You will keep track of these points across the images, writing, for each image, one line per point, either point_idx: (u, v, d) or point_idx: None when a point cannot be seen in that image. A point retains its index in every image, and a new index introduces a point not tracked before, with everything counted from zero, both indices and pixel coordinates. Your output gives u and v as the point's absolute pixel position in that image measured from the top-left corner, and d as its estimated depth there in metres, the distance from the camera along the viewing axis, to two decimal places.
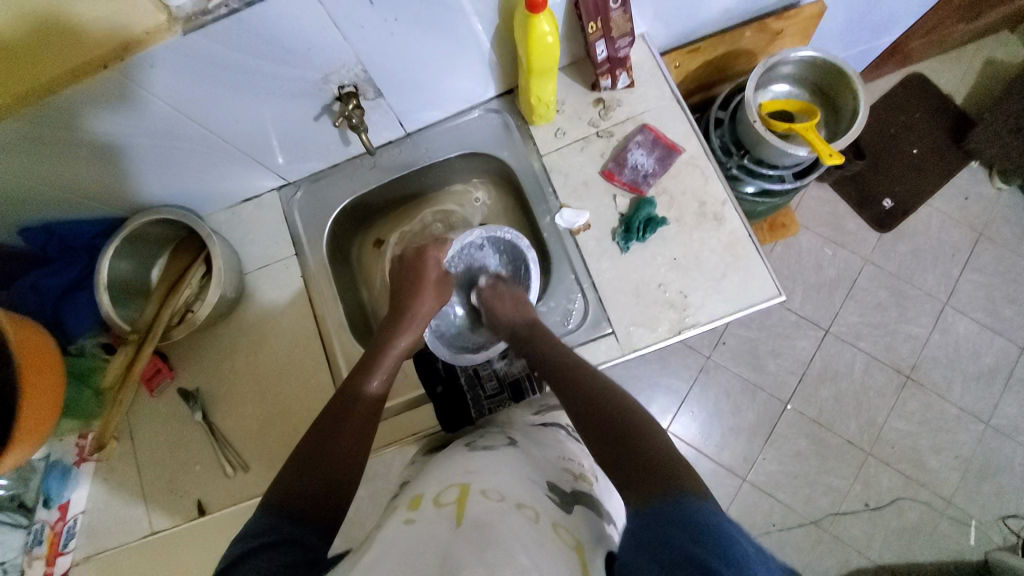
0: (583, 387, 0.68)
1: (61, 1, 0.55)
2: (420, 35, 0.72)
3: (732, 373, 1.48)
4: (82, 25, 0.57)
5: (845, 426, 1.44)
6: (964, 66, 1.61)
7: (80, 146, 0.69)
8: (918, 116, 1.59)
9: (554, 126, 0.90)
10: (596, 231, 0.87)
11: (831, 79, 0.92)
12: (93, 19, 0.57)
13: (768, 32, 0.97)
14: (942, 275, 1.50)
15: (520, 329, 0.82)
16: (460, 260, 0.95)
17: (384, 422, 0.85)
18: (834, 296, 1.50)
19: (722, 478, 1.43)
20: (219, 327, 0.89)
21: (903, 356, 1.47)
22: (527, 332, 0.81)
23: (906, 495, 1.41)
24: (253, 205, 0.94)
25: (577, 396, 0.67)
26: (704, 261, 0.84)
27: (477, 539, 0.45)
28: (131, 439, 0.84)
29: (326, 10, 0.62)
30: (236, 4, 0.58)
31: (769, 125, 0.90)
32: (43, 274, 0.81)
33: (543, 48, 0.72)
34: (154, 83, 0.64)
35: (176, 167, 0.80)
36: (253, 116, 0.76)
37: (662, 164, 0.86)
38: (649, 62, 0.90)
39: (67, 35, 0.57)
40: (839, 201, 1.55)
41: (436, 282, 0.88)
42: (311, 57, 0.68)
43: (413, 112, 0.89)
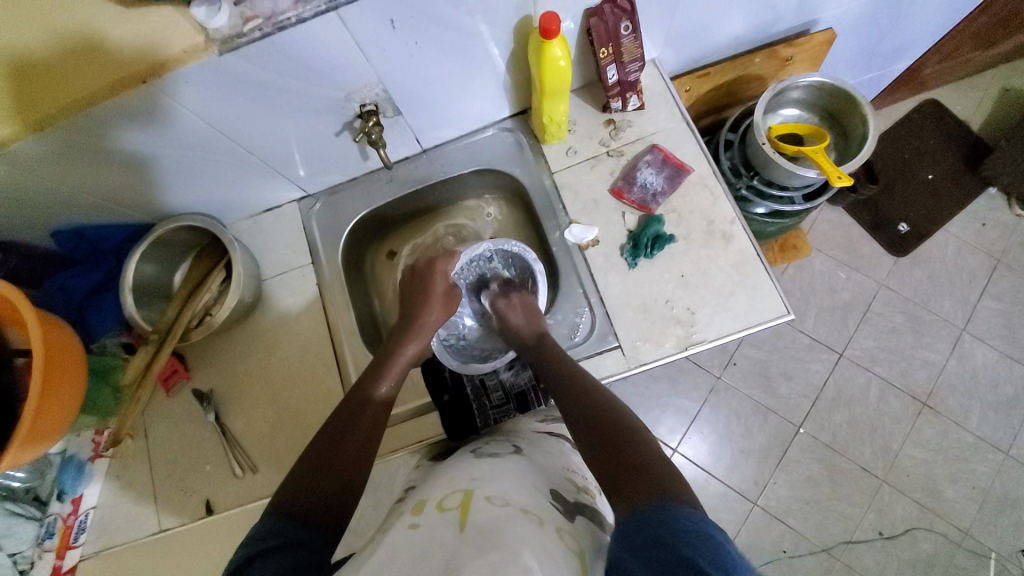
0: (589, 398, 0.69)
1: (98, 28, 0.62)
2: (439, 56, 0.75)
3: (742, 395, 1.46)
4: (117, 44, 0.63)
5: (859, 453, 1.41)
6: (980, 93, 1.61)
7: (115, 154, 0.73)
8: (933, 141, 1.59)
9: (565, 145, 0.93)
10: (605, 247, 0.88)
11: (839, 104, 0.94)
12: (125, 38, 0.63)
13: (778, 59, 1.00)
14: (958, 301, 1.48)
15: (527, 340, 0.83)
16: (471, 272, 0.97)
17: (391, 429, 0.86)
18: (848, 319, 1.49)
19: (731, 502, 1.40)
20: (236, 331, 0.92)
21: (919, 382, 1.44)
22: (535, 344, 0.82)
23: (923, 526, 1.36)
24: (274, 215, 0.97)
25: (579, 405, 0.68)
26: (712, 278, 0.85)
27: (482, 543, 0.45)
28: (146, 437, 0.87)
29: (351, 34, 0.65)
30: (268, 28, 0.62)
31: (778, 148, 0.91)
32: (71, 275, 0.86)
33: (555, 71, 0.75)
34: (188, 98, 0.68)
35: (202, 176, 0.84)
36: (278, 131, 0.80)
37: (670, 183, 0.88)
38: (659, 85, 0.93)
39: (102, 53, 0.63)
40: (852, 224, 1.54)
41: (443, 294, 0.89)
42: (335, 76, 0.72)
43: (429, 129, 0.92)
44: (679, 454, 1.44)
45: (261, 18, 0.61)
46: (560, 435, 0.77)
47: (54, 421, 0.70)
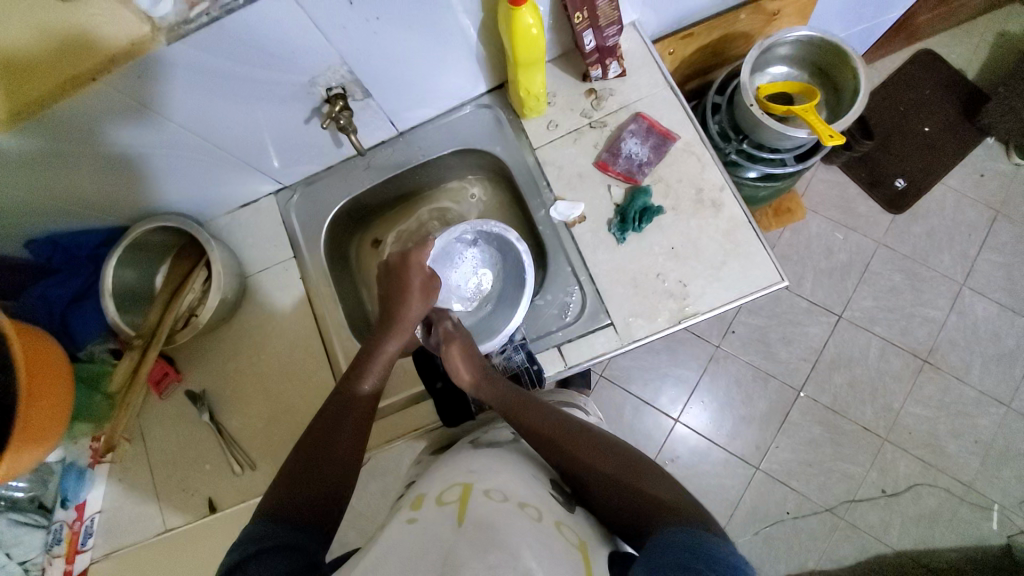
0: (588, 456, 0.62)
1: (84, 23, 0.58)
2: (404, 33, 0.71)
3: (742, 362, 1.45)
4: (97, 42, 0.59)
5: (860, 413, 1.41)
6: (976, 40, 1.56)
7: (76, 160, 0.70)
8: (929, 92, 1.53)
9: (545, 119, 0.89)
10: (592, 223, 0.86)
11: (829, 59, 0.90)
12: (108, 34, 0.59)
13: (764, 14, 0.96)
14: (958, 255, 1.46)
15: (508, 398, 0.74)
16: (450, 257, 0.95)
17: (388, 419, 0.86)
18: (846, 281, 1.47)
19: (735, 468, 1.41)
20: (223, 330, 0.91)
21: (919, 340, 1.43)
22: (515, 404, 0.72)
23: (925, 481, 1.37)
24: (251, 209, 0.95)
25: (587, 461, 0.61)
26: (703, 249, 0.83)
27: (479, 538, 0.45)
28: (143, 440, 0.86)
29: (306, 13, 0.62)
30: (216, 11, 0.58)
31: (767, 109, 0.88)
32: (50, 284, 0.84)
33: (527, 40, 0.72)
34: (142, 93, 0.64)
35: (173, 174, 0.81)
36: (245, 123, 0.77)
37: (656, 152, 0.85)
38: (641, 49, 0.88)
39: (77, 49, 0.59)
40: (849, 183, 1.51)
41: (422, 288, 0.82)
42: (295, 60, 0.68)
43: (403, 111, 0.89)
44: (682, 424, 1.44)
45: (207, 1, 0.58)
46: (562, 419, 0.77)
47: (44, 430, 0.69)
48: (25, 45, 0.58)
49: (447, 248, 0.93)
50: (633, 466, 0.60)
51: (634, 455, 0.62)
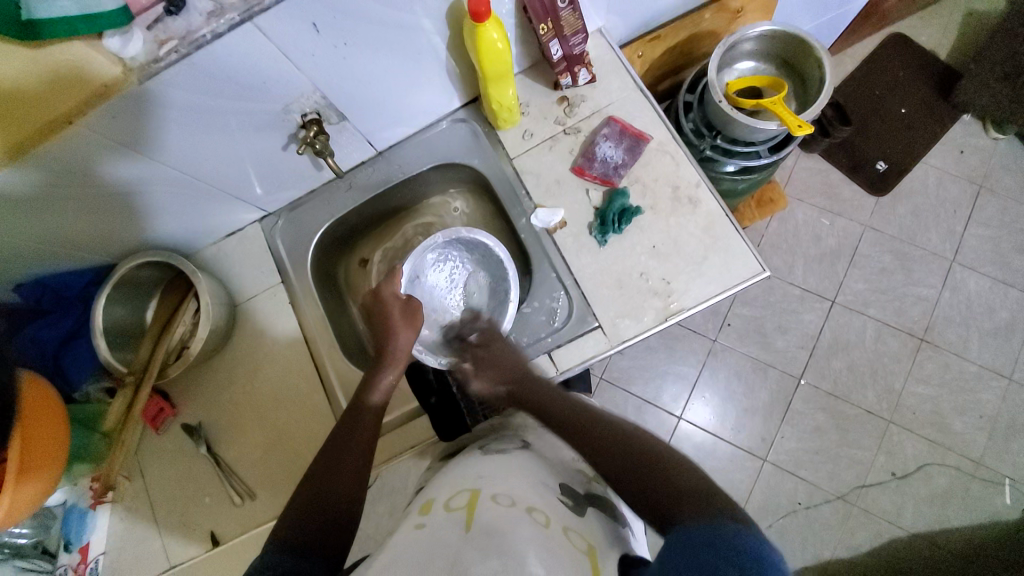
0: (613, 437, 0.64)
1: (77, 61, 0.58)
2: (373, 55, 0.73)
3: (741, 354, 1.46)
4: (84, 78, 0.59)
5: (863, 396, 1.41)
6: (944, 20, 1.59)
7: (64, 202, 0.71)
8: (903, 74, 1.56)
9: (521, 129, 0.91)
10: (574, 228, 0.87)
11: (794, 51, 0.92)
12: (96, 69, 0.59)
13: (728, 12, 0.99)
14: (945, 233, 1.47)
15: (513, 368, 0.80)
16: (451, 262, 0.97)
17: (383, 439, 0.86)
18: (836, 266, 1.48)
19: (743, 461, 1.40)
20: (215, 360, 0.91)
21: (914, 319, 1.44)
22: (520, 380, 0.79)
23: (932, 460, 1.37)
24: (237, 238, 0.96)
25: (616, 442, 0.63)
26: (684, 245, 0.84)
27: (485, 545, 0.45)
28: (143, 477, 0.86)
29: (276, 45, 0.64)
30: (185, 48, 0.59)
31: (737, 104, 0.89)
32: (41, 325, 0.84)
33: (494, 54, 0.74)
34: (124, 132, 0.66)
35: (158, 210, 0.83)
36: (227, 154, 0.79)
37: (631, 154, 0.86)
38: (609, 56, 0.90)
39: (64, 85, 0.59)
40: (831, 169, 1.52)
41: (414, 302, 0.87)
42: (268, 90, 0.70)
43: (381, 131, 0.90)
44: (686, 421, 1.43)
45: (176, 38, 0.59)
46: None
47: (48, 460, 0.70)
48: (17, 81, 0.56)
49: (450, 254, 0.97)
50: (640, 444, 0.62)
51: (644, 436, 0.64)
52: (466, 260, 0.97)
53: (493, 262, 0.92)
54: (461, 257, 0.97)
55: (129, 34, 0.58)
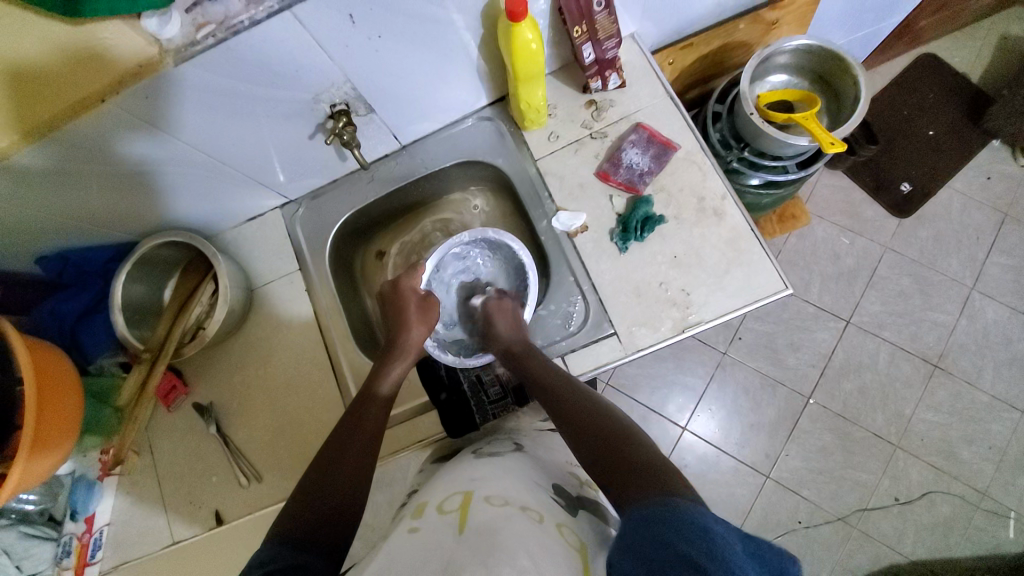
0: (598, 422, 0.64)
1: (96, 39, 0.57)
2: (406, 48, 0.72)
3: (750, 369, 1.44)
4: (110, 54, 0.59)
5: (871, 420, 1.39)
6: (980, 42, 1.55)
7: (93, 178, 0.72)
8: (934, 96, 1.53)
9: (547, 130, 0.90)
10: (594, 233, 0.86)
11: (830, 66, 0.90)
12: (120, 46, 0.59)
13: (763, 23, 0.97)
14: (966, 259, 1.45)
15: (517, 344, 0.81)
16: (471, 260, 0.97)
17: (390, 432, 0.86)
18: (853, 286, 1.46)
19: (745, 476, 1.39)
20: (229, 342, 0.91)
21: (929, 345, 1.41)
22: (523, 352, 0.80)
23: (938, 488, 1.35)
24: (257, 223, 0.96)
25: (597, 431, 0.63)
26: (706, 257, 0.83)
27: (479, 545, 0.44)
28: (151, 453, 0.87)
29: (311, 34, 0.63)
30: (222, 33, 0.60)
31: (768, 117, 0.88)
32: (61, 299, 0.85)
33: (527, 54, 0.73)
34: (158, 112, 0.66)
35: (183, 191, 0.83)
36: (254, 140, 0.79)
37: (657, 162, 0.85)
38: (640, 61, 0.89)
39: (92, 63, 0.59)
40: (854, 188, 1.50)
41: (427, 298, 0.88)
42: (300, 78, 0.70)
43: (406, 125, 0.90)
44: (689, 432, 1.42)
45: (215, 23, 0.59)
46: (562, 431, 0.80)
47: (62, 426, 0.71)
48: (37, 57, 0.57)
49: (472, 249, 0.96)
50: (613, 426, 0.63)
51: (617, 417, 0.65)
52: (488, 258, 0.97)
53: (517, 268, 0.92)
54: (483, 256, 0.97)
55: (168, 15, 0.58)
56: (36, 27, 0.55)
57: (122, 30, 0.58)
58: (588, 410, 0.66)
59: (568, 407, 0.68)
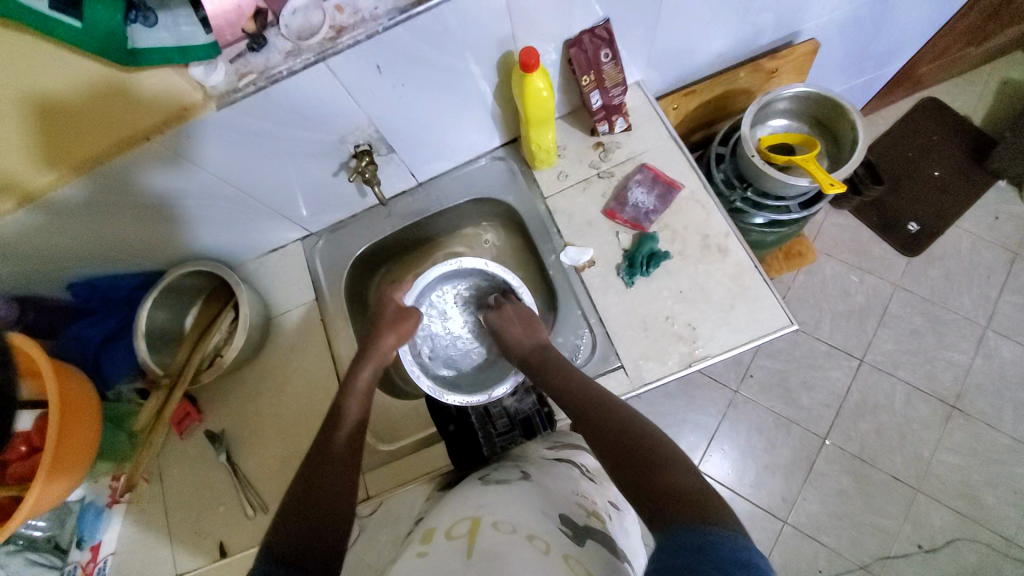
0: (626, 435, 0.64)
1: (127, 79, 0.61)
2: (426, 95, 0.78)
3: (763, 408, 1.42)
4: (149, 98, 0.64)
5: (890, 462, 1.35)
6: (979, 88, 1.60)
7: (128, 209, 0.77)
8: (936, 138, 1.57)
9: (556, 169, 0.94)
10: (602, 267, 0.89)
11: (827, 112, 0.94)
12: (156, 90, 0.63)
13: (762, 72, 1.02)
14: (979, 298, 1.44)
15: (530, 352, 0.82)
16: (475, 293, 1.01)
17: (397, 462, 0.86)
18: (865, 324, 1.45)
19: (761, 520, 1.34)
20: (245, 369, 0.94)
21: (946, 385, 1.39)
22: (537, 360, 0.81)
23: (964, 536, 1.29)
24: (278, 254, 1.01)
25: (624, 444, 0.63)
26: (712, 292, 0.84)
27: (488, 572, 0.45)
28: (160, 480, 0.88)
29: (341, 82, 0.69)
30: (262, 82, 0.65)
31: (769, 159, 0.91)
32: (85, 325, 0.88)
33: (538, 101, 0.78)
34: (195, 150, 0.72)
35: (209, 222, 0.88)
36: (281, 176, 0.84)
37: (662, 201, 0.89)
38: (645, 106, 0.94)
39: (133, 105, 0.64)
40: (861, 226, 1.52)
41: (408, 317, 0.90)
42: (328, 121, 0.75)
43: (424, 164, 0.95)
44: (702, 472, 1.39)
45: (255, 73, 0.65)
46: (571, 463, 0.75)
47: (77, 454, 0.72)
48: (70, 93, 0.61)
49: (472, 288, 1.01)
50: (643, 440, 0.63)
51: (645, 427, 0.65)
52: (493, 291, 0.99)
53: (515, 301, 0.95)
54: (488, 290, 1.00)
55: (214, 65, 0.64)
56: (62, 65, 0.58)
57: (154, 74, 0.62)
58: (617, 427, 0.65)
59: (594, 418, 0.69)
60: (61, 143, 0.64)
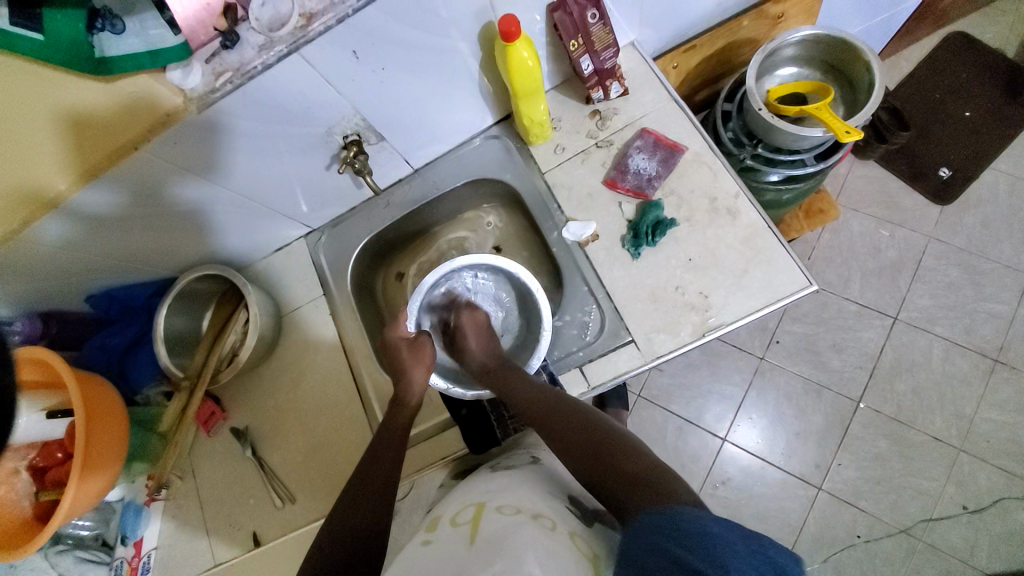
0: (583, 426, 0.66)
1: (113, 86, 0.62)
2: (407, 77, 0.76)
3: (791, 374, 1.37)
4: (134, 102, 0.64)
5: (929, 422, 1.29)
6: (1013, 14, 1.47)
7: (130, 220, 0.78)
8: (967, 75, 1.45)
9: (552, 143, 0.91)
10: (606, 241, 0.86)
11: (840, 55, 0.88)
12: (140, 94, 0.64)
13: (768, 18, 0.96)
14: (1022, 243, 1.34)
15: (482, 360, 0.84)
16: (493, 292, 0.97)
17: (416, 447, 0.87)
18: (897, 280, 1.37)
19: (795, 489, 1.31)
20: (261, 368, 0.96)
21: (987, 338, 1.31)
22: (493, 365, 0.82)
23: (1011, 494, 1.24)
24: (284, 253, 1.02)
25: (585, 437, 0.64)
26: (722, 257, 0.81)
27: (487, 552, 0.45)
28: (193, 476, 0.91)
29: (318, 72, 0.68)
30: (238, 79, 0.64)
31: (779, 112, 0.86)
32: (108, 334, 0.92)
33: (524, 72, 0.76)
34: (184, 157, 0.71)
35: (210, 226, 0.88)
36: (277, 175, 0.84)
37: (665, 165, 0.85)
38: (641, 68, 0.90)
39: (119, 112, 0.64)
40: (889, 176, 1.43)
41: (410, 346, 0.84)
42: (312, 114, 0.74)
43: (417, 149, 0.93)
44: (730, 443, 1.36)
45: (231, 70, 0.64)
46: None
47: (109, 451, 0.76)
48: (64, 107, 0.62)
49: (482, 276, 0.97)
50: (600, 431, 0.65)
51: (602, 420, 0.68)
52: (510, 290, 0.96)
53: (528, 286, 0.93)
54: (506, 289, 0.97)
55: (189, 66, 0.64)
56: (57, 83, 0.61)
57: (138, 76, 0.63)
58: (578, 416, 0.68)
59: (552, 411, 0.70)
60: (56, 156, 0.65)
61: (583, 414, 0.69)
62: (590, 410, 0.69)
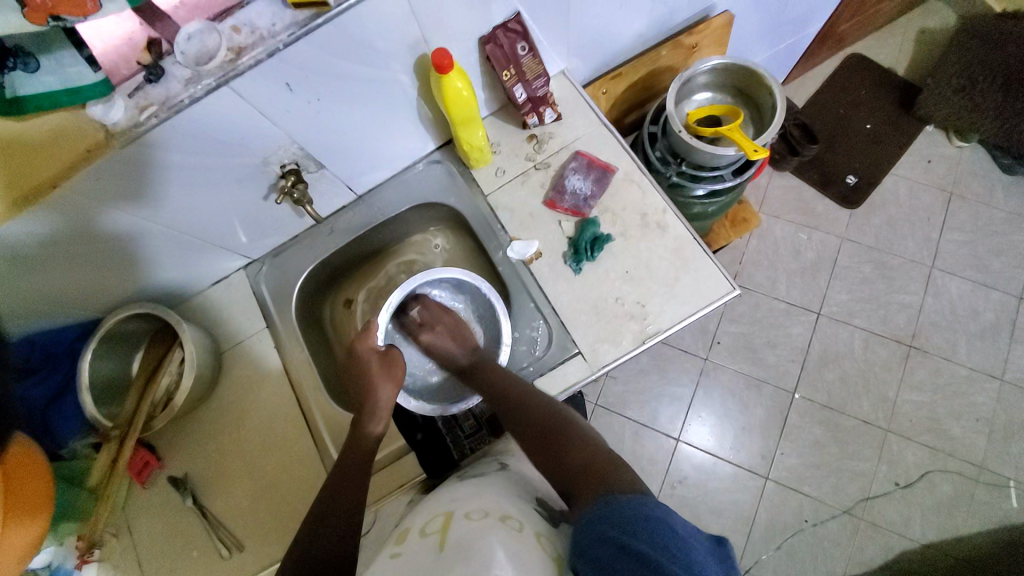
0: (550, 428, 0.70)
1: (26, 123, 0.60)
2: (344, 107, 0.77)
3: (733, 371, 1.46)
4: (51, 141, 0.62)
5: (858, 407, 1.41)
6: (898, 39, 1.68)
7: (49, 262, 0.73)
8: (864, 92, 1.63)
9: (493, 166, 0.95)
10: (549, 258, 0.89)
11: (747, 81, 0.97)
12: (56, 129, 0.61)
13: (683, 48, 1.05)
14: (921, 240, 1.52)
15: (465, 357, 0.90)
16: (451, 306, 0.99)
17: (376, 476, 0.85)
18: (818, 278, 1.51)
19: (745, 482, 1.38)
20: (202, 408, 0.91)
21: (901, 327, 1.46)
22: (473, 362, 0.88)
23: (934, 467, 1.37)
24: (223, 286, 0.98)
25: (551, 438, 0.68)
26: (655, 269, 0.86)
27: (456, 559, 0.45)
28: (127, 534, 0.85)
29: (250, 103, 0.67)
30: (164, 112, 0.63)
31: (697, 133, 0.94)
32: (28, 386, 0.84)
33: (459, 100, 0.79)
34: (107, 194, 0.68)
35: (139, 262, 0.84)
36: (212, 206, 0.81)
37: (599, 185, 0.90)
38: (573, 94, 0.95)
39: (32, 149, 0.61)
40: (804, 185, 1.57)
41: (380, 365, 0.84)
42: (246, 144, 0.73)
43: (359, 175, 0.94)
44: (685, 443, 1.42)
45: (157, 104, 0.62)
46: None
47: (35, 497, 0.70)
48: None
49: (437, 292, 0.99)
50: (564, 432, 0.69)
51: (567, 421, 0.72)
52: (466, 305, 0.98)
53: (479, 302, 0.94)
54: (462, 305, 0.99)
55: (111, 102, 0.62)
56: None
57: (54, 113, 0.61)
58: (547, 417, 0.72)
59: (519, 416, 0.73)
60: None
61: (550, 416, 0.72)
62: (556, 412, 0.73)
